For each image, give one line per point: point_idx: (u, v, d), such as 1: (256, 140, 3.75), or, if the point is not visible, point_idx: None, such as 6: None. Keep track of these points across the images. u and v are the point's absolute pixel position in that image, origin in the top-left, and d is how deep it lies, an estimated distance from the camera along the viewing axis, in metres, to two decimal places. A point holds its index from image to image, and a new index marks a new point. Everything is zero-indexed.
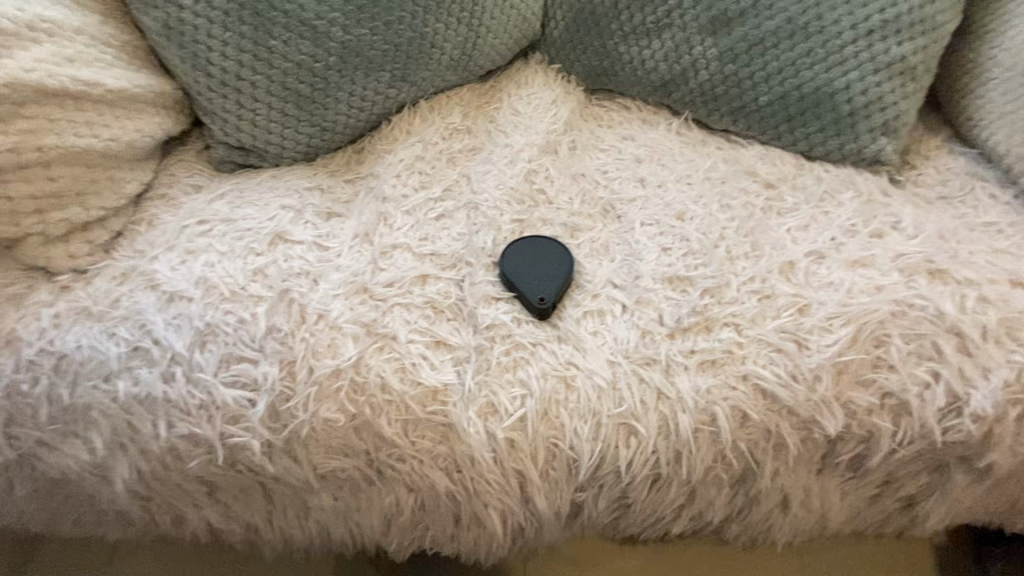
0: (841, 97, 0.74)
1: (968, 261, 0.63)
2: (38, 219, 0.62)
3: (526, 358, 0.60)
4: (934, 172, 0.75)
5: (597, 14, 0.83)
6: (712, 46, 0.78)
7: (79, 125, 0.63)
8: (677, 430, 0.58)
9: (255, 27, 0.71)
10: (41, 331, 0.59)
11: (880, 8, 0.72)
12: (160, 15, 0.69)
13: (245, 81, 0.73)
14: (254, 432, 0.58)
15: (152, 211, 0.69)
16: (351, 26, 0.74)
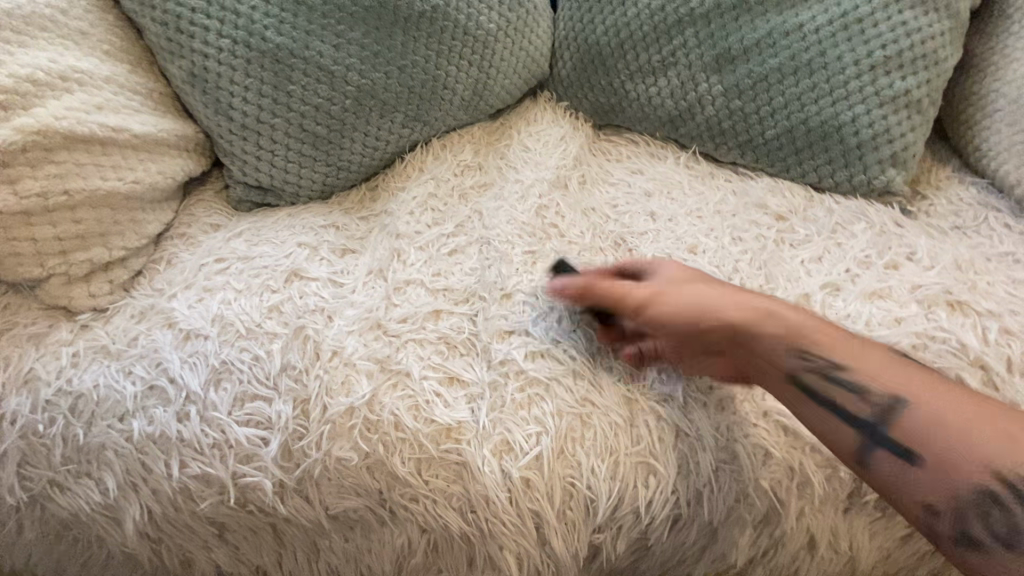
0: (847, 130, 0.75)
1: (988, 292, 0.61)
2: (62, 260, 0.63)
3: (540, 395, 0.59)
4: (946, 203, 0.75)
5: (604, 54, 0.85)
6: (717, 83, 0.80)
7: (105, 169, 0.65)
8: (697, 469, 0.57)
9: (274, 73, 0.74)
10: (59, 370, 0.59)
11: (881, 45, 0.74)
12: (185, 64, 0.73)
13: (265, 124, 0.76)
14: (266, 472, 0.57)
15: (171, 250, 0.71)
16: (367, 70, 0.77)
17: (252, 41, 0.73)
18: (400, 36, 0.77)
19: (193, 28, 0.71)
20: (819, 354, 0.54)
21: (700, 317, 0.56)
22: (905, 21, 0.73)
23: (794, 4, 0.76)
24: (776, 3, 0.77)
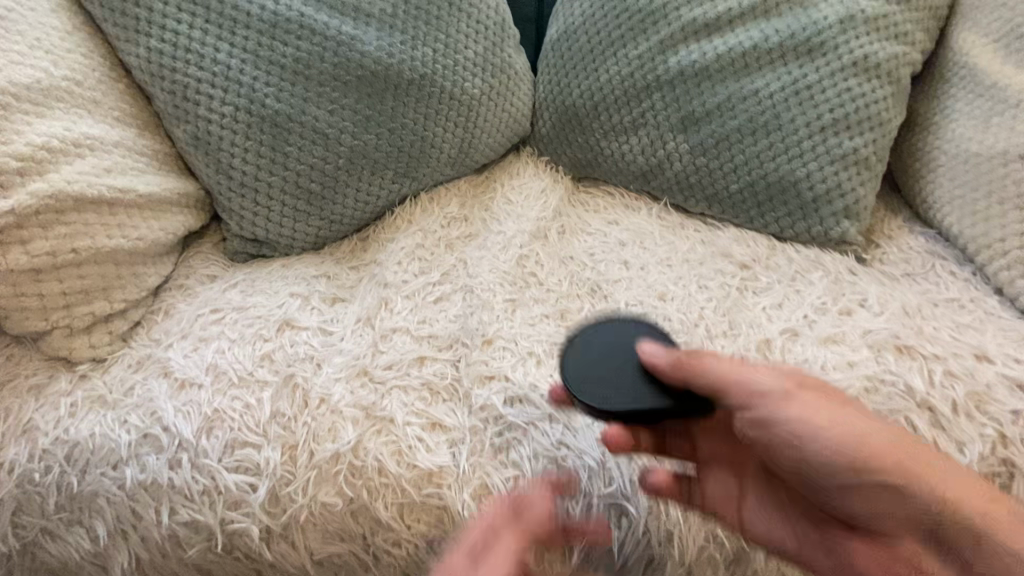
0: (803, 185, 0.81)
1: (934, 336, 0.66)
2: (66, 313, 0.67)
3: (518, 439, 0.62)
4: (898, 251, 0.80)
5: (580, 114, 0.92)
6: (684, 141, 0.87)
7: (112, 228, 0.70)
8: (667, 510, 0.59)
9: (273, 136, 0.80)
10: (57, 420, 0.62)
11: (829, 108, 0.81)
12: (189, 128, 0.78)
13: (262, 182, 0.81)
14: (253, 518, 0.59)
15: (169, 301, 0.75)
16: (359, 132, 0.83)
17: (253, 107, 0.79)
18: (390, 101, 0.84)
19: (199, 97, 0.78)
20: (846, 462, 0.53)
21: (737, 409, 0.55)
22: (849, 87, 0.81)
23: (750, 72, 0.84)
24: (733, 71, 0.84)
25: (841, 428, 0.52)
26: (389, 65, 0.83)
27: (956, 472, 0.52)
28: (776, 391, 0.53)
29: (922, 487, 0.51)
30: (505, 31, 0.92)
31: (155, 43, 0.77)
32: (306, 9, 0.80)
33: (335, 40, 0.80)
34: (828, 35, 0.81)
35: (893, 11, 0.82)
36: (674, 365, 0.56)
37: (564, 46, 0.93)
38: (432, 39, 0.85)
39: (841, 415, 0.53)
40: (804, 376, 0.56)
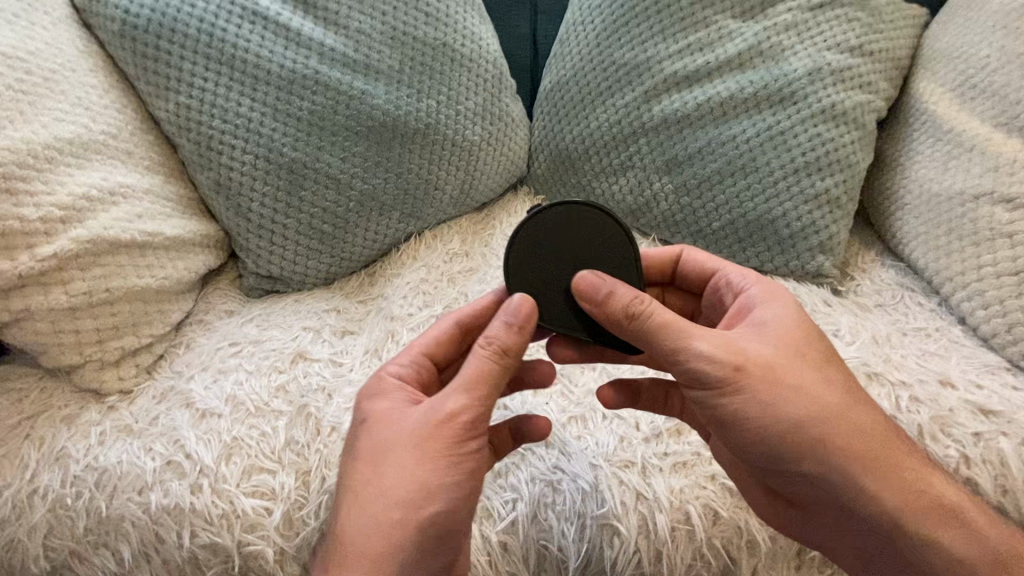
0: (780, 223, 0.88)
1: (900, 363, 0.71)
2: (98, 348, 0.72)
3: (517, 463, 0.66)
4: (870, 283, 0.86)
5: (572, 157, 1.00)
6: (669, 182, 0.94)
7: (141, 269, 0.76)
8: (656, 529, 0.63)
9: (289, 182, 0.87)
10: (88, 448, 0.67)
11: (802, 152, 0.87)
12: (212, 175, 0.85)
13: (279, 224, 0.88)
14: (268, 540, 0.63)
15: (190, 335, 0.80)
16: (368, 177, 0.90)
17: (271, 156, 0.85)
18: (397, 148, 0.91)
19: (222, 146, 0.84)
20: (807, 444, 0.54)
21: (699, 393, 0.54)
22: (820, 133, 0.87)
23: (729, 118, 0.90)
24: (713, 118, 0.91)
25: (783, 427, 0.53)
26: (395, 116, 0.90)
27: (892, 462, 0.56)
28: (725, 385, 0.53)
29: (854, 476, 0.55)
30: (502, 82, 1.00)
31: (182, 98, 0.83)
32: (318, 66, 0.87)
33: (347, 94, 0.88)
34: (799, 85, 0.88)
35: (860, 62, 0.89)
36: (614, 329, 0.56)
37: (557, 94, 1.01)
38: (435, 92, 0.93)
39: (785, 408, 0.53)
40: (764, 359, 0.54)
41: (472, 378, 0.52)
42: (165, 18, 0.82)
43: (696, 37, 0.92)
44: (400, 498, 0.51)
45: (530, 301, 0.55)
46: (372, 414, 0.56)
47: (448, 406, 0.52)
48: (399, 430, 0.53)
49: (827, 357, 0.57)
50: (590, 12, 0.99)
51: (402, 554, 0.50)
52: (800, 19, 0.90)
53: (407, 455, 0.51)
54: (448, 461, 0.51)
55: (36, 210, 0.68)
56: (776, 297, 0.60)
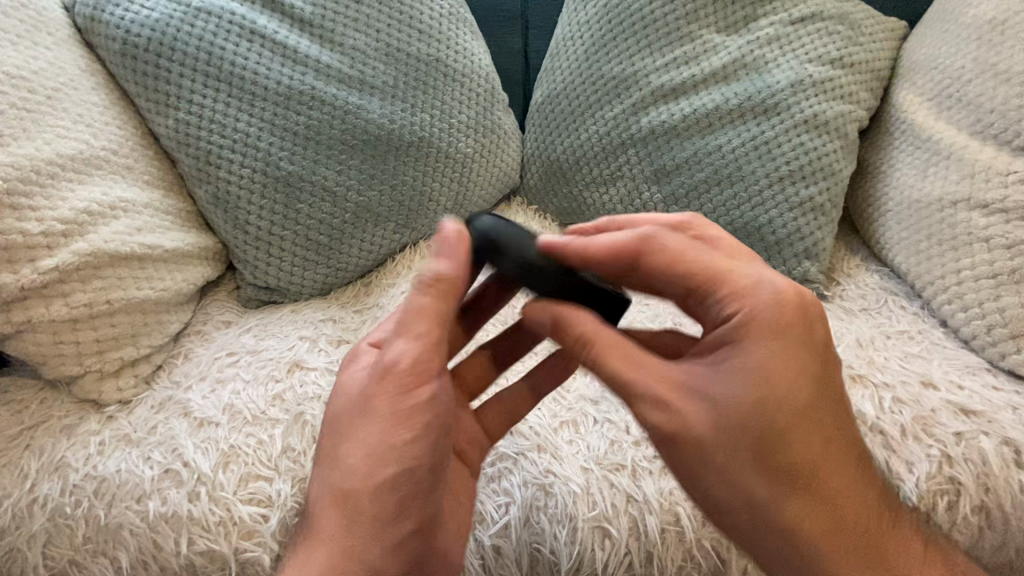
0: (766, 230, 0.90)
1: (884, 366, 0.74)
2: (98, 359, 0.74)
3: (509, 468, 0.68)
4: (854, 288, 0.88)
5: (563, 168, 1.02)
6: (657, 192, 0.96)
7: (141, 280, 0.77)
8: (646, 531, 0.64)
9: (286, 195, 0.89)
10: (87, 457, 0.68)
11: (786, 161, 0.89)
12: (211, 189, 0.87)
13: (275, 236, 0.89)
14: (264, 547, 0.64)
15: (189, 345, 0.82)
16: (363, 190, 0.92)
17: (268, 170, 0.87)
18: (392, 161, 0.93)
19: (220, 161, 0.86)
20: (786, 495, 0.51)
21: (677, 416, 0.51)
22: (803, 142, 0.89)
23: (714, 129, 0.93)
24: (699, 129, 0.93)
25: (732, 483, 0.50)
26: (390, 130, 0.92)
27: (846, 522, 0.53)
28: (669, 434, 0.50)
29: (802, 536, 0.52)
30: (494, 96, 1.02)
31: (182, 115, 0.85)
32: (314, 81, 0.89)
33: (343, 109, 0.90)
34: (781, 96, 0.90)
35: (840, 74, 0.91)
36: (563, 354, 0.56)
37: (548, 107, 1.03)
38: (429, 106, 0.95)
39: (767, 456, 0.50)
40: (722, 416, 0.49)
41: (410, 317, 0.53)
42: (165, 37, 0.84)
43: (682, 51, 0.95)
44: (364, 455, 0.53)
45: (456, 224, 0.54)
46: (343, 378, 0.59)
47: (392, 352, 0.53)
48: (359, 392, 0.56)
49: (813, 412, 0.50)
50: (578, 28, 1.01)
51: (373, 507, 0.53)
52: (782, 33, 0.93)
53: (366, 413, 0.54)
54: (398, 409, 0.53)
55: (39, 224, 0.69)
56: (772, 336, 0.49)
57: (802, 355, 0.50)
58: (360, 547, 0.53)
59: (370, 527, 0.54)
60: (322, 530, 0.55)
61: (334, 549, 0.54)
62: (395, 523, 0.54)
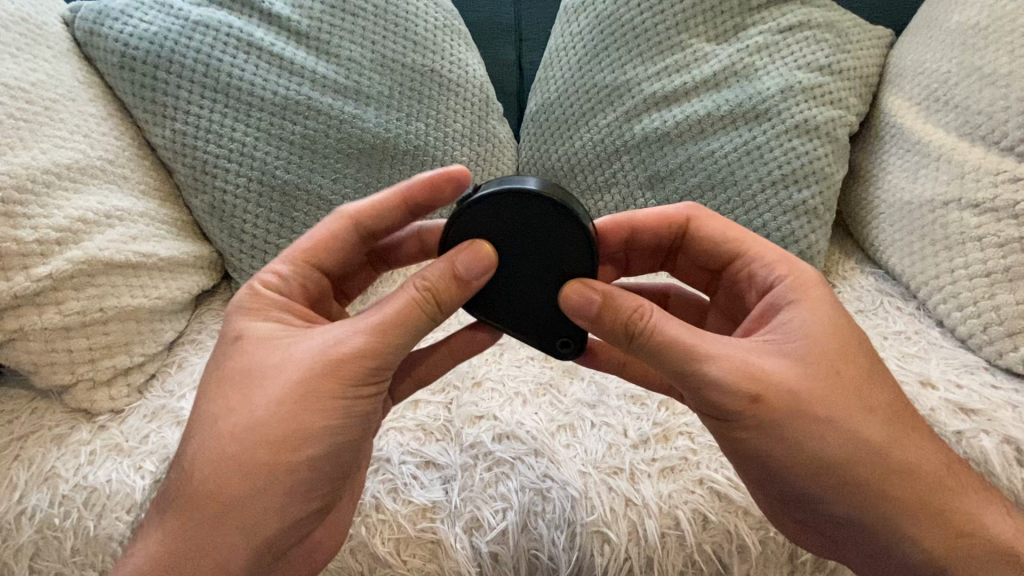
0: (760, 234, 0.90)
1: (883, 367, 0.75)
2: (90, 367, 0.73)
3: (506, 473, 0.67)
4: (851, 289, 0.89)
5: (558, 176, 1.03)
6: (652, 198, 0.96)
7: (135, 289, 0.77)
8: (646, 536, 0.63)
9: (282, 203, 0.89)
10: (77, 467, 0.67)
11: (778, 166, 0.90)
12: (206, 199, 0.88)
13: (271, 245, 0.89)
14: None
15: (183, 354, 0.81)
16: (360, 198, 0.93)
17: (264, 178, 0.88)
18: (388, 170, 0.94)
19: (216, 170, 0.87)
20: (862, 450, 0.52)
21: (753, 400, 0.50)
22: (794, 147, 0.90)
23: (707, 135, 0.94)
24: (691, 135, 0.94)
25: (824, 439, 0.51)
26: (385, 139, 0.93)
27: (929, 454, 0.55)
28: (749, 413, 0.51)
29: (885, 501, 0.53)
30: (489, 105, 1.03)
31: (179, 125, 0.86)
32: (310, 91, 0.90)
33: (338, 118, 0.91)
34: (772, 102, 0.91)
35: (829, 80, 0.93)
36: (611, 342, 0.55)
37: (543, 115, 1.04)
38: (424, 116, 0.96)
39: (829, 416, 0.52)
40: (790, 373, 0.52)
41: (390, 321, 0.52)
42: (163, 50, 0.86)
43: (673, 59, 0.96)
44: (268, 433, 0.50)
45: (489, 248, 0.55)
46: (254, 336, 0.55)
47: (347, 344, 0.52)
48: (286, 356, 0.52)
49: (868, 376, 0.55)
50: (571, 39, 1.03)
51: (265, 491, 0.50)
52: (771, 41, 0.94)
53: (289, 387, 0.51)
54: (329, 403, 0.50)
55: (33, 232, 0.70)
56: (814, 300, 0.57)
57: (843, 316, 0.57)
58: (229, 525, 0.50)
59: (253, 508, 0.50)
60: (190, 498, 0.51)
61: (205, 525, 0.50)
62: (280, 511, 0.51)
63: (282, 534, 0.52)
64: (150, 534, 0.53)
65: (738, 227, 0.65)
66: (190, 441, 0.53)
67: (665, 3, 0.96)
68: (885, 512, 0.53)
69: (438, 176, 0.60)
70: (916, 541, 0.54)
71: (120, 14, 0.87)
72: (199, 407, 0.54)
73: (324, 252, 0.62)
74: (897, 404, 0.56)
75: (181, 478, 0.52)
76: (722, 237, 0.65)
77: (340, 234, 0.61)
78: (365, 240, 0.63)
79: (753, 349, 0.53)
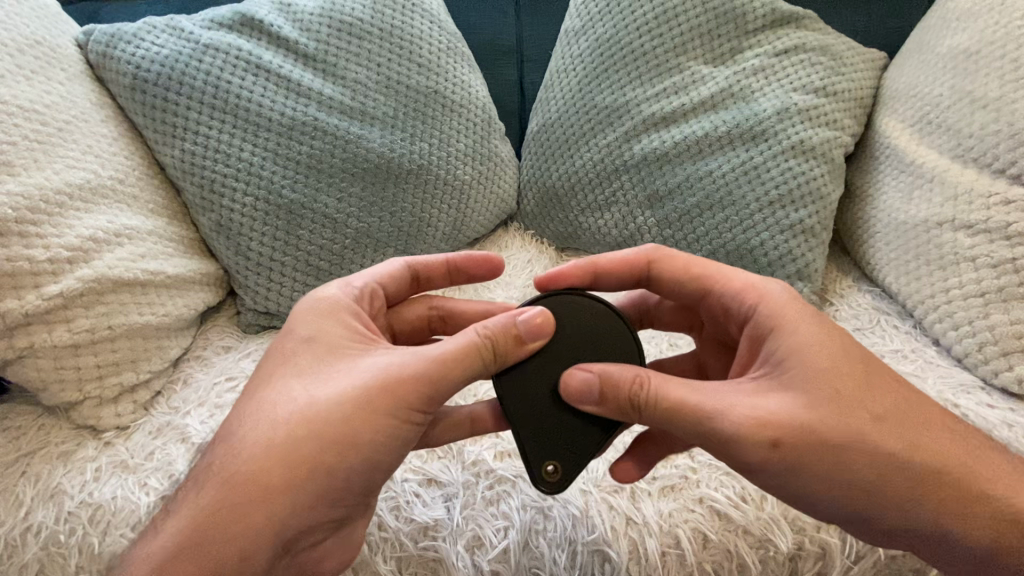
0: (758, 253, 0.92)
1: None
2: (98, 384, 0.74)
3: (507, 491, 0.67)
4: (848, 307, 0.90)
5: (559, 194, 1.04)
6: (651, 216, 0.98)
7: (143, 306, 0.78)
8: (646, 554, 0.64)
9: (288, 222, 0.90)
10: (82, 484, 0.68)
11: (775, 186, 0.92)
12: (213, 217, 0.89)
13: (277, 261, 0.91)
14: None
15: (188, 371, 0.82)
16: (364, 216, 0.94)
17: (271, 198, 0.90)
18: (392, 189, 0.96)
19: (224, 190, 0.88)
20: (882, 458, 0.53)
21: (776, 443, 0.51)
22: (791, 167, 0.92)
23: (705, 155, 0.95)
24: (689, 155, 0.96)
25: (844, 464, 0.52)
26: (390, 159, 0.95)
27: (937, 437, 0.56)
28: (770, 461, 0.51)
29: (915, 502, 0.54)
30: (491, 126, 1.05)
31: (188, 145, 0.88)
32: (317, 112, 0.92)
33: (344, 139, 0.93)
34: (769, 124, 0.93)
35: (825, 102, 0.95)
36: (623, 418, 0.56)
37: (544, 135, 1.06)
38: (428, 136, 0.98)
39: (848, 443, 0.52)
40: (799, 410, 0.52)
41: (452, 355, 0.53)
42: (173, 72, 0.88)
43: (672, 81, 0.99)
44: (320, 433, 0.51)
45: (549, 316, 0.58)
46: (326, 338, 0.57)
47: (409, 365, 0.53)
48: (352, 367, 0.54)
49: (863, 386, 0.55)
50: (572, 60, 1.05)
51: (300, 489, 0.51)
52: (767, 64, 0.97)
53: (345, 396, 0.52)
54: (378, 418, 0.51)
55: (45, 251, 0.71)
56: (792, 320, 0.57)
57: (824, 329, 0.57)
58: (258, 516, 0.51)
59: (284, 502, 0.51)
60: (225, 480, 0.52)
61: (235, 510, 0.51)
62: (310, 513, 0.52)
63: (303, 534, 0.53)
64: (178, 510, 0.54)
65: (697, 260, 0.64)
66: (239, 422, 0.55)
67: (664, 26, 0.99)
68: (925, 505, 0.55)
69: (487, 262, 0.70)
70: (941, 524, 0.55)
71: (133, 37, 0.89)
72: (250, 396, 0.57)
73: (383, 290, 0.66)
74: (903, 405, 0.56)
75: (224, 456, 0.54)
76: (685, 273, 0.64)
77: (396, 276, 0.67)
78: (411, 288, 0.70)
79: (749, 391, 0.54)
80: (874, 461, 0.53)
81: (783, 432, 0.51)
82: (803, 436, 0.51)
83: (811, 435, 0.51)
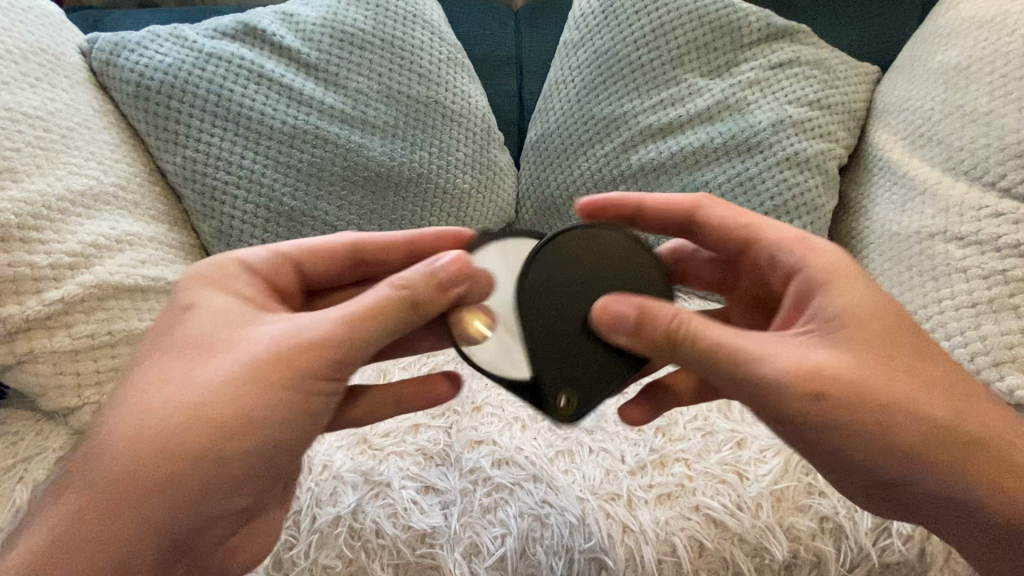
0: None
1: None
2: (96, 389, 0.74)
3: (505, 499, 0.68)
4: None
5: (557, 204, 1.06)
6: None
7: (143, 311, 0.78)
8: (642, 562, 0.64)
9: (288, 230, 0.91)
10: None
11: (770, 197, 0.93)
12: (213, 224, 0.90)
13: None
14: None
15: None
16: (365, 224, 0.95)
17: (272, 205, 0.90)
18: (391, 197, 0.97)
19: (225, 197, 0.89)
20: (920, 416, 0.54)
21: (817, 394, 0.51)
22: (786, 178, 0.93)
23: (701, 167, 0.97)
24: (687, 164, 0.97)
25: (880, 420, 0.52)
26: (390, 167, 0.96)
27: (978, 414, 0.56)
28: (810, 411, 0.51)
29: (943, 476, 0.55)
30: (491, 135, 1.06)
31: (189, 152, 0.89)
32: (318, 121, 0.93)
33: (345, 148, 0.94)
34: (763, 136, 0.95)
35: (818, 115, 0.96)
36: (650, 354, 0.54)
37: (542, 145, 1.07)
38: (428, 144, 0.99)
39: (886, 400, 0.52)
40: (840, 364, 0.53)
41: (355, 317, 0.52)
42: (176, 81, 0.89)
43: (668, 93, 1.00)
44: (206, 417, 0.51)
45: (465, 259, 0.55)
46: (210, 306, 0.57)
47: (308, 333, 0.53)
48: (245, 338, 0.54)
49: (908, 347, 0.55)
50: (569, 71, 1.07)
51: (189, 479, 0.50)
52: (762, 77, 0.98)
53: (233, 373, 0.52)
54: (271, 393, 0.51)
55: (47, 257, 0.72)
56: (845, 280, 0.57)
57: (875, 291, 0.57)
58: (146, 512, 0.50)
59: (178, 493, 0.50)
60: (106, 476, 0.51)
61: (117, 509, 0.50)
62: (197, 509, 0.51)
63: (196, 529, 0.53)
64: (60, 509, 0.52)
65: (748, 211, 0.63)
66: (116, 410, 0.53)
67: (660, 39, 1.01)
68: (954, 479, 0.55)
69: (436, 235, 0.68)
70: (962, 498, 0.56)
71: (136, 45, 0.90)
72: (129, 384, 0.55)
73: (313, 258, 0.65)
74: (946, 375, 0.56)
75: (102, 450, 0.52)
76: (735, 222, 0.63)
77: (331, 249, 0.65)
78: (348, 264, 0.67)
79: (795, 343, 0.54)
80: (912, 418, 0.53)
81: (822, 384, 0.51)
82: (844, 387, 0.52)
83: (851, 386, 0.52)
